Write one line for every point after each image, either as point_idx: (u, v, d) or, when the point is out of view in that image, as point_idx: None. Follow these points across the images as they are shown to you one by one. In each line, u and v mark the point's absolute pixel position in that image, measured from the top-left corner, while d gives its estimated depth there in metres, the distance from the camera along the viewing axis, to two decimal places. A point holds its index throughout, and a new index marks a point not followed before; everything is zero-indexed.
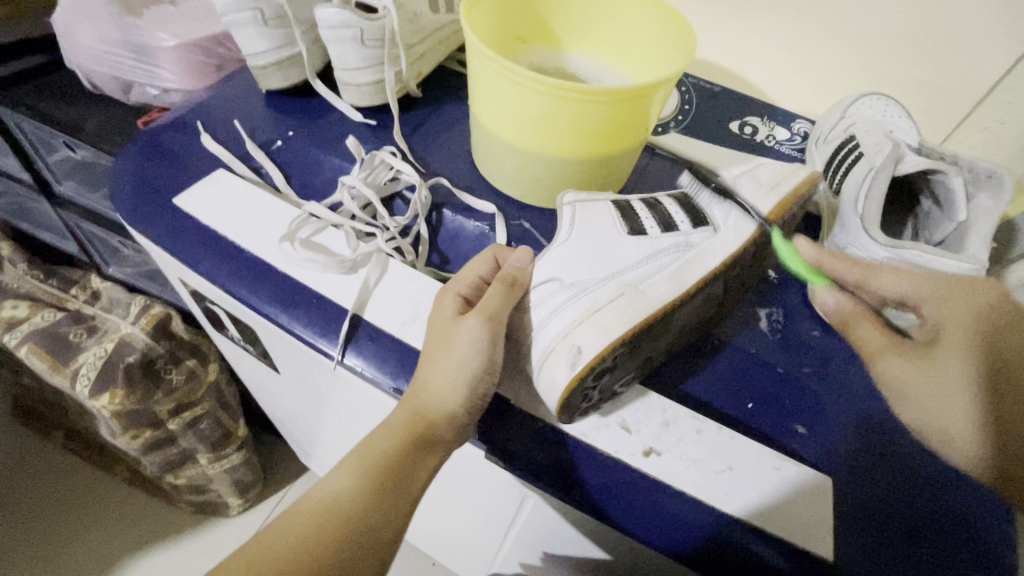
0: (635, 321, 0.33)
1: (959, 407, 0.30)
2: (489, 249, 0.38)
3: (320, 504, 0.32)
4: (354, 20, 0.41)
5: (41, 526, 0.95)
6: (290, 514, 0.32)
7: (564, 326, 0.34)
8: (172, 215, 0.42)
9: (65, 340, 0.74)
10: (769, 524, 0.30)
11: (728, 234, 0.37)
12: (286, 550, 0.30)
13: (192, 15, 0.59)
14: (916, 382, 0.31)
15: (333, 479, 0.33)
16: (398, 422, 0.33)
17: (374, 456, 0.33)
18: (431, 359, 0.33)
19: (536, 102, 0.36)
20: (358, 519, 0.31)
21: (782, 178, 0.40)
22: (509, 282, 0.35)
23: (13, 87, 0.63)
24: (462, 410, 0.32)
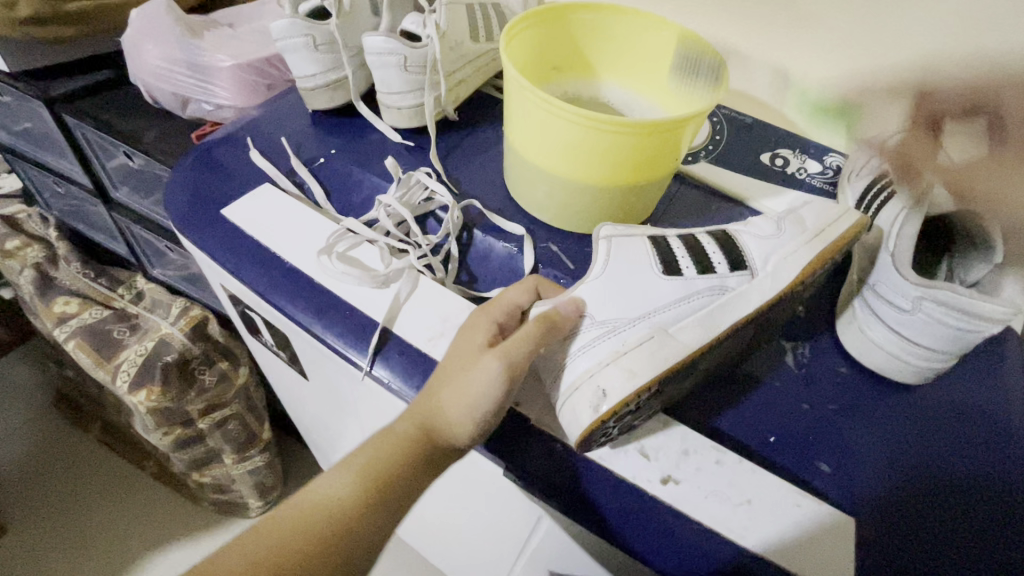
0: (662, 366, 0.33)
1: None
2: (530, 279, 0.39)
3: (317, 510, 0.33)
4: (399, 48, 0.44)
5: (72, 514, 0.98)
6: (291, 514, 0.34)
7: (591, 364, 0.35)
8: (219, 224, 0.45)
9: (109, 337, 0.78)
10: (790, 561, 0.30)
11: (766, 279, 0.37)
12: (282, 546, 0.32)
13: (249, 38, 0.63)
14: None
15: (333, 484, 0.34)
16: (401, 433, 0.34)
17: (375, 466, 0.34)
18: (451, 382, 0.33)
19: (568, 131, 0.37)
20: (352, 525, 0.33)
21: (827, 223, 0.39)
22: (545, 323, 0.35)
23: (82, 99, 0.68)
24: (469, 435, 0.33)
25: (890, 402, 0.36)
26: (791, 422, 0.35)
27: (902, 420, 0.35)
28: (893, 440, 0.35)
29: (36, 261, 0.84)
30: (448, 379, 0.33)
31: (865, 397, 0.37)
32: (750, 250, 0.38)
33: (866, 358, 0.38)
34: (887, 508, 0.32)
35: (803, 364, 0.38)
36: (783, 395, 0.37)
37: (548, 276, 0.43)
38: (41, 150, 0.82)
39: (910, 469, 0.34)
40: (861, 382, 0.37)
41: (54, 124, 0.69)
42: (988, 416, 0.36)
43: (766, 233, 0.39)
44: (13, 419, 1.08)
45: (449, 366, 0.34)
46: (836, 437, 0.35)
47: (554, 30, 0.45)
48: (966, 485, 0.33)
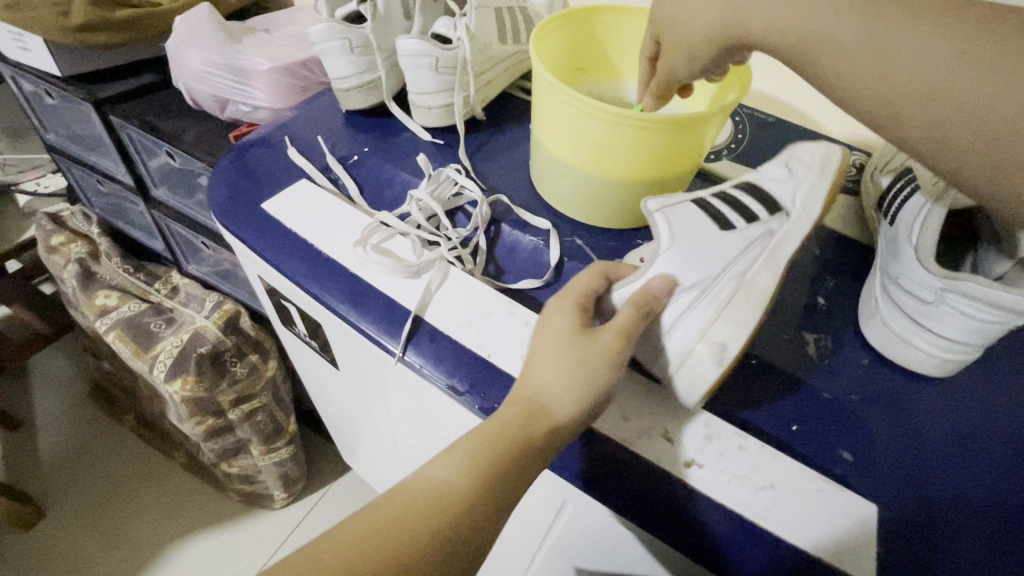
0: (762, 309, 0.35)
1: None
2: (599, 265, 0.38)
3: (427, 497, 0.30)
4: (432, 49, 0.46)
5: (105, 502, 1.02)
6: (398, 500, 0.30)
7: (693, 331, 0.35)
8: (260, 218, 0.47)
9: (146, 329, 0.81)
10: (811, 544, 0.31)
11: (802, 218, 0.38)
12: (403, 537, 0.28)
13: (285, 43, 0.66)
14: None
15: (440, 469, 0.31)
16: (510, 415, 0.32)
17: (488, 448, 0.31)
18: (551, 364, 0.33)
19: (595, 127, 0.38)
20: (467, 515, 0.29)
21: (824, 157, 0.39)
22: (641, 306, 0.34)
23: (128, 102, 0.71)
24: (580, 414, 0.32)
25: (920, 397, 0.37)
26: (817, 413, 0.36)
27: (936, 418, 0.36)
28: (924, 434, 0.35)
29: (79, 256, 0.88)
30: (545, 359, 0.33)
31: (887, 390, 0.37)
32: (777, 194, 0.38)
33: (890, 350, 0.38)
34: (910, 494, 0.32)
35: (824, 355, 0.39)
36: (805, 385, 0.37)
37: (574, 269, 0.44)
38: (86, 151, 0.86)
39: (939, 461, 0.34)
40: (882, 374, 0.38)
41: (100, 125, 0.73)
42: (1007, 413, 0.36)
43: (782, 176, 0.39)
44: (53, 409, 1.13)
45: (538, 345, 0.34)
46: (858, 427, 0.35)
47: (581, 31, 0.47)
48: (991, 479, 0.33)
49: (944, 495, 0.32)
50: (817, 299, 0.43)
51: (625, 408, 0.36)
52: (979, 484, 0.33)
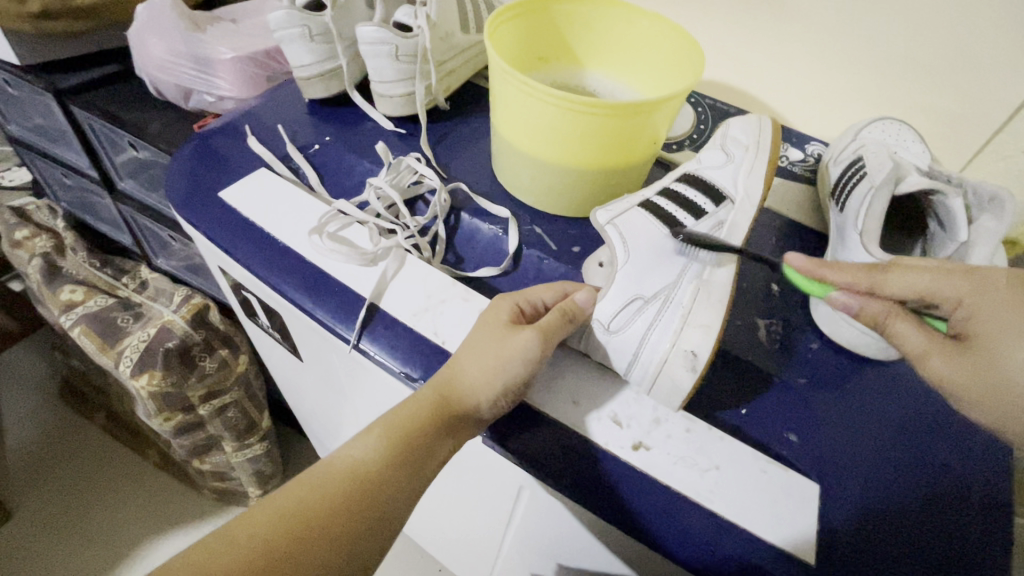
0: (726, 309, 0.34)
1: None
2: (561, 283, 0.38)
3: (338, 474, 0.31)
4: (391, 37, 0.45)
5: (74, 501, 1.00)
6: (313, 478, 0.32)
7: (663, 340, 0.33)
8: (217, 206, 0.47)
9: (113, 324, 0.79)
10: (753, 524, 0.31)
11: (746, 202, 0.38)
12: (308, 509, 0.30)
13: (249, 32, 0.65)
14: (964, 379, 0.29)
15: (354, 449, 0.33)
16: (424, 401, 0.34)
17: (400, 428, 0.33)
18: (476, 355, 0.34)
19: (547, 115, 0.39)
20: (377, 491, 0.31)
21: (756, 138, 0.41)
22: (565, 314, 0.34)
23: (90, 92, 0.70)
24: (492, 404, 0.33)
25: (865, 379, 0.38)
26: (766, 397, 0.37)
27: (879, 397, 0.37)
28: (867, 414, 0.36)
29: (44, 251, 0.86)
30: (469, 349, 0.34)
31: (834, 374, 0.38)
32: (719, 182, 0.39)
33: (840, 336, 0.39)
34: (850, 471, 0.33)
35: (775, 339, 0.40)
36: (755, 368, 0.38)
37: (531, 257, 0.43)
38: (50, 143, 0.84)
39: (881, 441, 0.34)
40: (830, 358, 0.39)
41: (62, 115, 0.71)
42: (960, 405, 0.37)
43: (720, 163, 0.40)
44: (21, 408, 1.10)
45: (467, 349, 0.34)
46: (805, 409, 0.36)
47: (536, 21, 0.47)
48: (941, 467, 0.33)
49: (895, 481, 0.33)
50: (772, 285, 0.43)
51: (576, 392, 0.36)
52: (929, 472, 0.33)
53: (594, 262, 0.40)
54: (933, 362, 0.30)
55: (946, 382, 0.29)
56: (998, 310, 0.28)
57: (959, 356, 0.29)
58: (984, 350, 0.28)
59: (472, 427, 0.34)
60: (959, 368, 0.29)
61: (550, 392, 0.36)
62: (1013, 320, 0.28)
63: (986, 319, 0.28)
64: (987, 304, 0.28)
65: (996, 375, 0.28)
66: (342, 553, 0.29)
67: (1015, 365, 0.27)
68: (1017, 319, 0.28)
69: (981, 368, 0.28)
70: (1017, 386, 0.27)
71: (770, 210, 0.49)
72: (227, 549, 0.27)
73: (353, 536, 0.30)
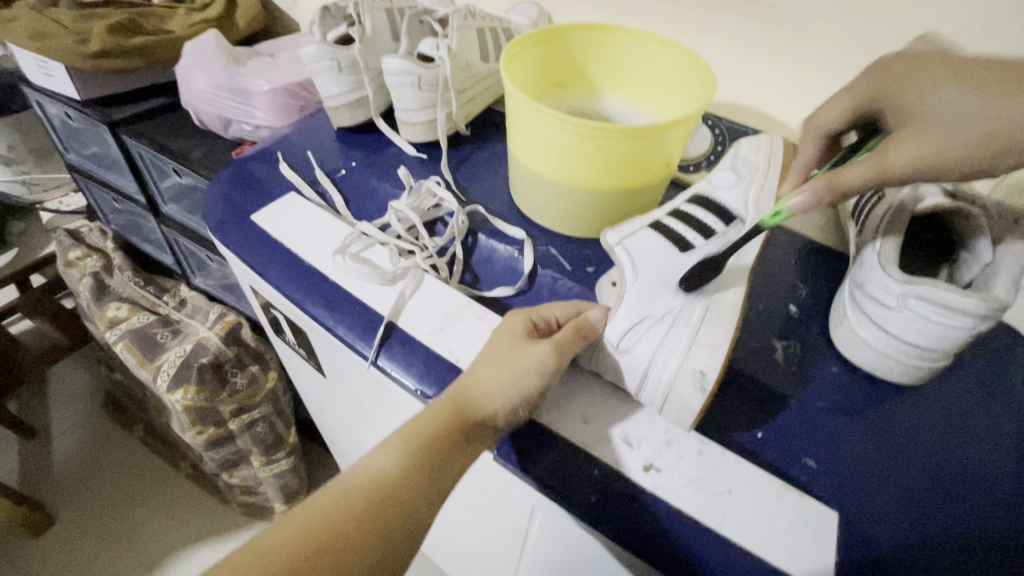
0: (733, 328, 0.35)
1: (951, 95, 0.29)
2: (573, 300, 0.39)
3: (360, 486, 0.32)
4: (414, 68, 0.48)
5: (111, 511, 1.04)
6: (336, 491, 0.32)
7: (671, 359, 0.34)
8: (249, 228, 0.49)
9: (153, 340, 0.83)
10: (767, 550, 0.30)
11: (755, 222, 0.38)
12: (331, 517, 0.31)
13: (284, 66, 0.69)
14: (950, 109, 0.29)
15: (375, 462, 0.33)
16: (440, 411, 0.34)
17: (419, 438, 0.33)
18: (490, 367, 0.34)
19: (560, 139, 0.40)
20: (399, 500, 0.32)
21: (766, 157, 0.41)
22: (577, 329, 0.35)
23: (139, 123, 0.75)
24: (505, 414, 0.34)
25: (885, 401, 0.37)
26: (783, 422, 0.36)
27: (902, 419, 0.36)
28: (888, 436, 0.35)
29: (94, 270, 0.92)
30: (482, 362, 0.35)
31: (854, 398, 0.37)
32: (728, 203, 0.39)
33: (861, 358, 0.38)
34: (869, 492, 0.32)
35: (792, 361, 0.39)
36: (770, 390, 0.37)
37: (546, 276, 0.44)
38: (103, 170, 0.91)
39: (901, 463, 0.34)
40: (850, 381, 0.38)
41: (115, 144, 0.77)
42: (988, 446, 0.35)
43: (730, 182, 0.40)
44: (66, 419, 1.16)
45: (481, 364, 0.35)
46: (824, 432, 0.35)
47: (551, 50, 0.48)
48: (971, 505, 0.32)
49: (928, 521, 0.31)
50: (789, 307, 0.43)
51: (586, 411, 0.37)
52: (962, 516, 0.31)
53: (606, 282, 0.41)
54: (896, 150, 0.30)
55: (913, 157, 0.29)
56: (907, 82, 0.31)
57: (908, 133, 0.30)
58: (910, 121, 0.30)
59: (489, 437, 0.35)
60: (912, 141, 0.29)
61: (560, 412, 0.37)
62: (903, 88, 0.32)
63: (899, 92, 0.32)
64: (898, 82, 0.32)
65: (927, 129, 0.29)
66: (369, 557, 0.30)
67: (936, 110, 0.29)
68: (931, 79, 0.30)
69: (929, 129, 0.29)
70: (935, 128, 0.29)
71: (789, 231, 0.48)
72: (255, 566, 0.28)
73: (380, 544, 0.31)
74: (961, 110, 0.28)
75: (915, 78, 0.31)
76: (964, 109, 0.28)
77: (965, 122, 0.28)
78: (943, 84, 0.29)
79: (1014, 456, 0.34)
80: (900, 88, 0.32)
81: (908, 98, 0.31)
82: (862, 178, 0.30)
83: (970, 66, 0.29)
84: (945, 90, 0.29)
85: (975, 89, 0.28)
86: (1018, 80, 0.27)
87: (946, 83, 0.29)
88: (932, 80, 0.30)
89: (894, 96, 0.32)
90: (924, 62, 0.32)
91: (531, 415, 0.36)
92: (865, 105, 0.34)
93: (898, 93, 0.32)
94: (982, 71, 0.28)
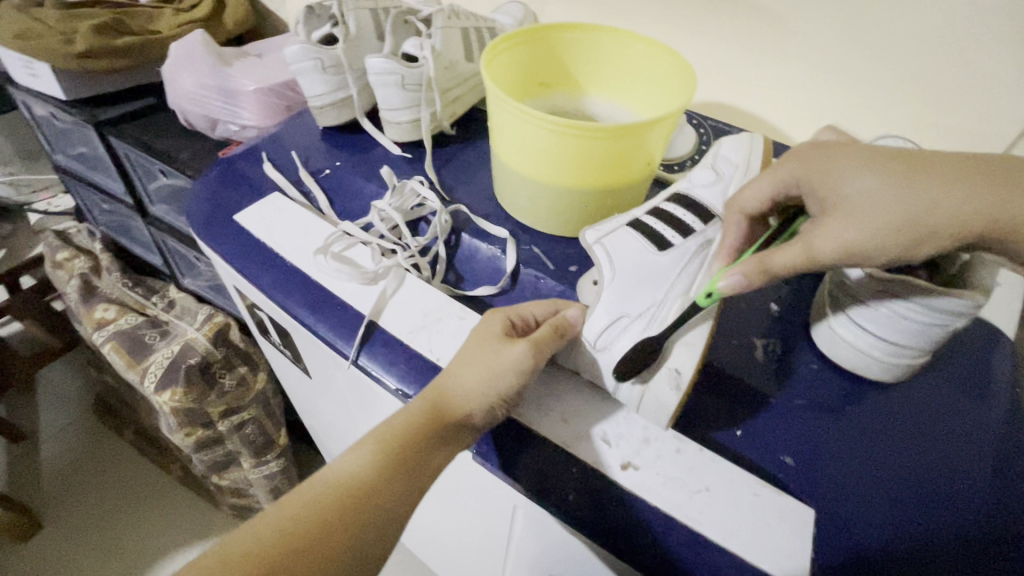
0: (711, 326, 0.34)
1: (864, 183, 0.30)
2: (553, 300, 0.39)
3: (332, 486, 0.32)
4: (397, 67, 0.48)
5: (100, 513, 1.03)
6: (309, 490, 0.32)
7: (648, 356, 0.34)
8: (232, 228, 0.49)
9: (141, 341, 0.83)
10: (743, 548, 0.30)
11: None
12: (303, 519, 0.30)
13: (271, 65, 0.69)
14: (885, 195, 0.29)
15: (348, 462, 0.33)
16: (415, 411, 0.34)
17: (393, 439, 0.33)
18: (467, 366, 0.34)
19: (542, 137, 0.40)
20: (373, 500, 0.32)
21: (747, 154, 0.41)
22: (556, 329, 0.35)
23: (126, 124, 0.75)
24: (482, 413, 0.34)
25: (865, 399, 0.37)
26: (761, 420, 0.36)
27: (881, 416, 0.36)
28: (866, 432, 0.35)
29: (82, 271, 0.91)
30: (460, 361, 0.35)
31: (833, 395, 0.37)
32: (706, 201, 0.39)
33: (839, 357, 0.38)
34: (844, 488, 0.32)
35: (773, 359, 0.39)
36: (749, 388, 0.37)
37: (529, 275, 0.44)
38: (91, 171, 0.90)
39: (879, 460, 0.34)
40: (830, 379, 0.38)
41: (101, 145, 0.77)
42: (964, 443, 0.35)
43: (709, 181, 0.40)
44: (55, 422, 1.15)
45: (459, 362, 0.35)
46: (801, 429, 0.35)
47: (535, 49, 0.48)
48: (947, 501, 0.32)
49: (901, 518, 0.31)
50: (771, 305, 0.43)
51: (566, 410, 0.37)
52: (936, 513, 0.31)
53: (588, 280, 0.41)
54: (819, 240, 0.30)
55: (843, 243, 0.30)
56: (828, 167, 0.32)
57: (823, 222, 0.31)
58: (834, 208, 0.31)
59: (465, 436, 0.35)
60: (839, 227, 0.30)
61: (540, 410, 0.37)
62: (829, 176, 0.31)
63: (817, 169, 0.32)
64: (827, 170, 0.32)
65: (845, 221, 0.30)
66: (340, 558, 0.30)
67: (853, 201, 0.30)
68: (842, 170, 0.31)
69: (854, 220, 0.30)
70: (862, 215, 0.30)
71: None
72: (221, 569, 0.27)
73: (350, 543, 0.30)
74: (864, 195, 0.30)
75: (836, 167, 0.31)
76: (880, 216, 0.29)
77: (890, 217, 0.29)
78: (854, 173, 0.31)
79: (991, 453, 0.34)
80: (821, 175, 0.32)
81: (819, 187, 0.32)
82: (791, 262, 0.31)
83: (875, 150, 0.31)
84: (862, 177, 0.30)
85: (900, 182, 0.29)
86: (926, 175, 0.29)
87: (859, 171, 0.30)
88: (853, 172, 0.31)
89: (813, 181, 0.32)
90: (831, 149, 0.33)
91: (510, 414, 0.36)
92: (789, 187, 0.34)
93: (818, 181, 0.32)
94: (899, 164, 0.30)
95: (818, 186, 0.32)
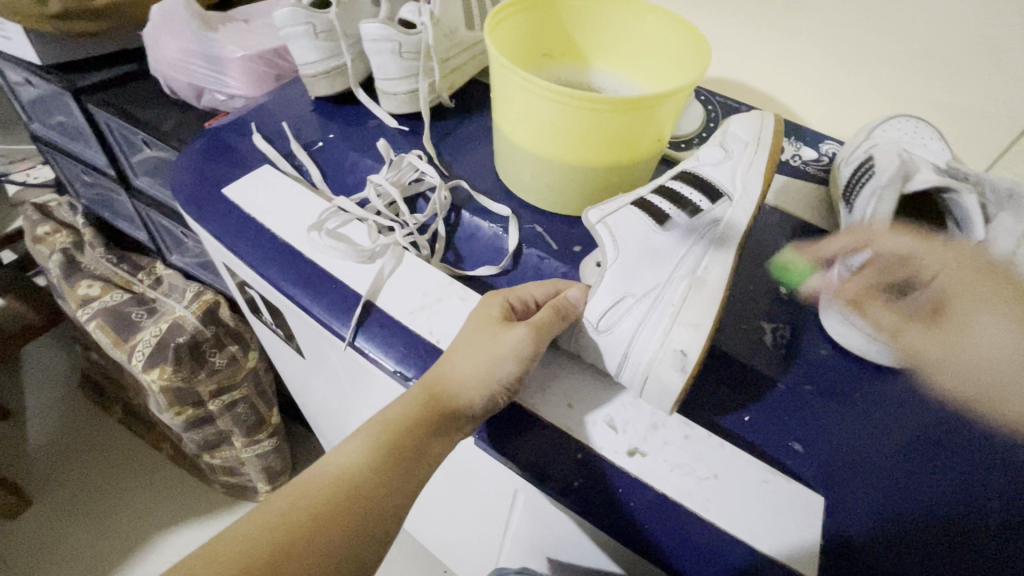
0: (716, 308, 0.34)
1: (986, 359, 0.33)
2: (554, 281, 0.38)
3: (327, 482, 0.31)
4: (394, 34, 0.45)
5: (89, 491, 1.02)
6: (297, 489, 0.31)
7: (651, 340, 0.33)
8: (220, 202, 0.47)
9: (127, 319, 0.80)
10: (756, 537, 0.30)
11: (743, 200, 0.37)
12: (296, 517, 0.29)
13: (259, 31, 0.65)
14: (977, 363, 0.34)
15: (343, 455, 0.32)
16: (412, 402, 0.33)
17: (388, 431, 0.32)
18: (465, 350, 0.33)
19: (548, 109, 0.38)
20: (369, 494, 0.31)
21: (759, 131, 0.40)
22: (557, 312, 0.34)
23: (106, 91, 0.71)
24: (480, 402, 0.33)
25: (873, 384, 0.36)
26: (770, 406, 0.35)
27: (891, 403, 0.35)
28: (876, 420, 0.35)
29: (64, 246, 0.88)
30: (457, 344, 0.34)
31: (842, 378, 0.37)
32: (715, 179, 0.38)
33: (850, 343, 0.37)
34: (852, 474, 0.32)
35: (782, 344, 0.38)
36: (759, 374, 0.37)
37: (532, 256, 0.43)
38: (70, 141, 0.86)
39: (888, 448, 0.33)
40: (840, 363, 0.37)
41: (80, 113, 0.73)
42: (974, 428, 0.35)
43: (718, 160, 0.39)
44: (41, 398, 1.13)
45: (457, 346, 0.34)
46: (810, 416, 0.35)
47: (540, 16, 0.46)
48: (959, 488, 0.32)
49: (907, 503, 0.31)
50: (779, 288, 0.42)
51: (570, 394, 0.36)
52: (947, 499, 0.31)
53: (592, 262, 0.40)
54: (910, 335, 0.35)
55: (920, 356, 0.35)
56: (967, 288, 0.34)
57: (929, 332, 0.35)
58: (948, 325, 0.34)
59: (464, 426, 0.34)
60: (929, 341, 0.34)
61: (543, 395, 0.36)
62: (965, 295, 0.34)
63: (955, 287, 0.34)
64: (961, 279, 0.34)
65: (961, 348, 0.34)
66: (338, 553, 0.29)
67: (971, 339, 0.34)
68: (975, 291, 0.34)
69: (954, 346, 0.34)
70: (970, 354, 0.34)
71: (779, 210, 0.47)
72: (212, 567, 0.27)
73: (346, 539, 0.29)
74: (995, 356, 0.33)
75: (974, 294, 0.34)
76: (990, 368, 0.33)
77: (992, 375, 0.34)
78: (991, 320, 0.33)
79: (1002, 440, 0.34)
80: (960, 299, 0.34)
81: (958, 311, 0.34)
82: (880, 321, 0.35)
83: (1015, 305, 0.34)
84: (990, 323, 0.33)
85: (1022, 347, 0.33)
86: None
87: (994, 314, 0.33)
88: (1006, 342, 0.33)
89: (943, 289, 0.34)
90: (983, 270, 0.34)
91: (511, 399, 0.34)
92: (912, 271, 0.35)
93: (957, 297, 0.34)
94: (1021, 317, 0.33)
95: (950, 310, 0.34)
